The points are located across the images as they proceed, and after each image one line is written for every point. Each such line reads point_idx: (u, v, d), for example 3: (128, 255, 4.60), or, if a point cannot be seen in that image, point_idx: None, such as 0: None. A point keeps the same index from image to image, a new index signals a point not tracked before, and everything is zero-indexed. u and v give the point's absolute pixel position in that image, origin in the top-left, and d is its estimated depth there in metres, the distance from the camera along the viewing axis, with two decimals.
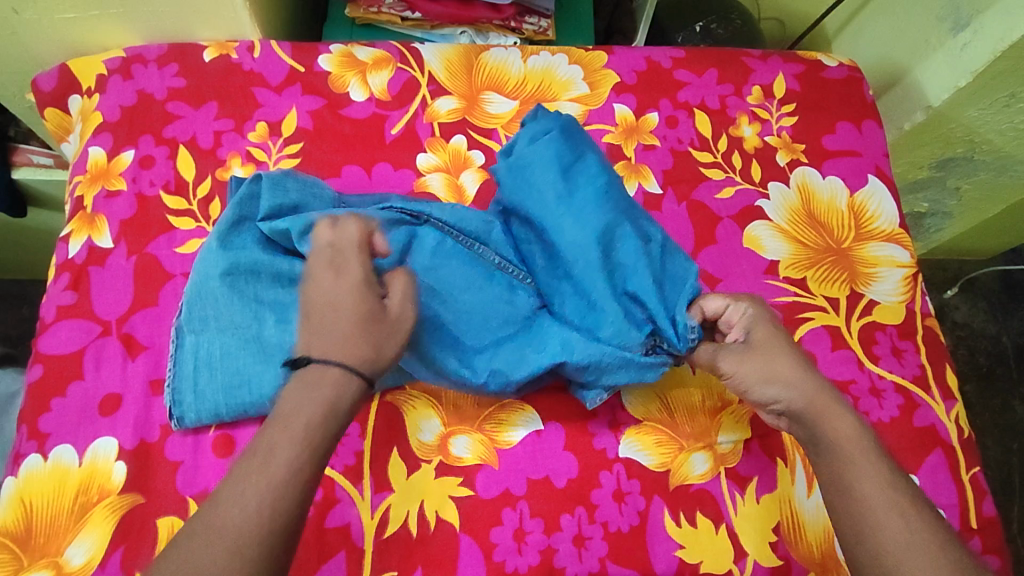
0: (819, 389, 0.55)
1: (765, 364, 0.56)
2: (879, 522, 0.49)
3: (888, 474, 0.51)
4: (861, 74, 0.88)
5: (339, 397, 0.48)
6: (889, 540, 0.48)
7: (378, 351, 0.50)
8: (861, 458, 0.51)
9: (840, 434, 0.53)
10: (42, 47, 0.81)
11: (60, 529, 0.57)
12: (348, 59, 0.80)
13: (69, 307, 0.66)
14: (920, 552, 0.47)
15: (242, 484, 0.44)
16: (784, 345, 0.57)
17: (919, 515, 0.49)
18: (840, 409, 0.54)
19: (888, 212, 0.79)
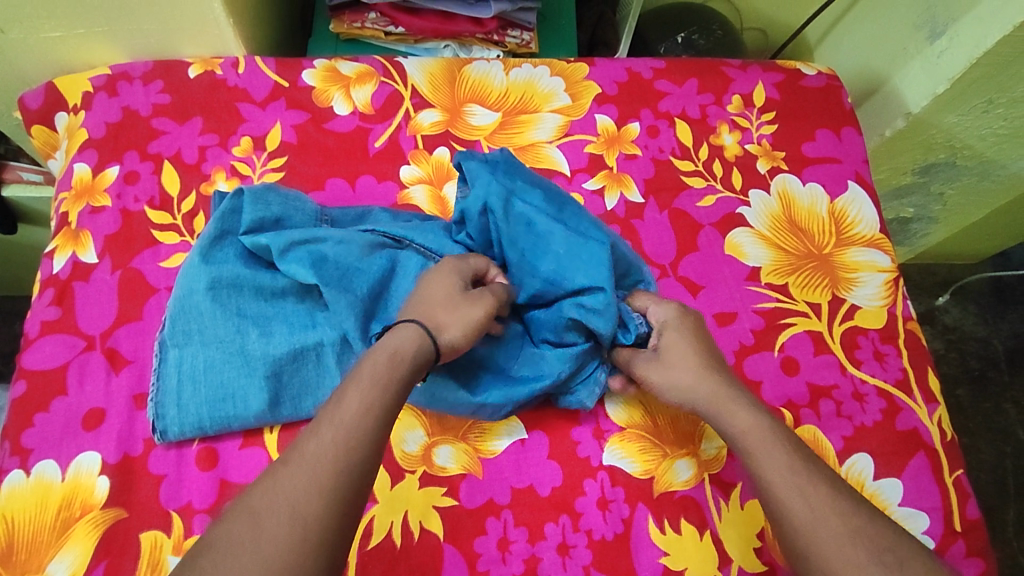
0: (715, 385, 0.57)
1: (672, 368, 0.59)
2: (782, 501, 0.50)
3: (794, 456, 0.52)
4: (840, 82, 0.89)
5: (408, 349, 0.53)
6: (795, 518, 0.49)
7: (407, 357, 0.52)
8: (766, 442, 0.53)
9: (739, 425, 0.55)
10: (28, 66, 0.81)
11: (42, 544, 0.57)
12: (332, 74, 0.81)
13: (53, 322, 0.67)
14: (827, 525, 0.48)
15: (290, 494, 0.43)
16: (689, 347, 0.60)
17: (828, 490, 0.50)
18: (741, 401, 0.56)
19: (868, 218, 0.79)
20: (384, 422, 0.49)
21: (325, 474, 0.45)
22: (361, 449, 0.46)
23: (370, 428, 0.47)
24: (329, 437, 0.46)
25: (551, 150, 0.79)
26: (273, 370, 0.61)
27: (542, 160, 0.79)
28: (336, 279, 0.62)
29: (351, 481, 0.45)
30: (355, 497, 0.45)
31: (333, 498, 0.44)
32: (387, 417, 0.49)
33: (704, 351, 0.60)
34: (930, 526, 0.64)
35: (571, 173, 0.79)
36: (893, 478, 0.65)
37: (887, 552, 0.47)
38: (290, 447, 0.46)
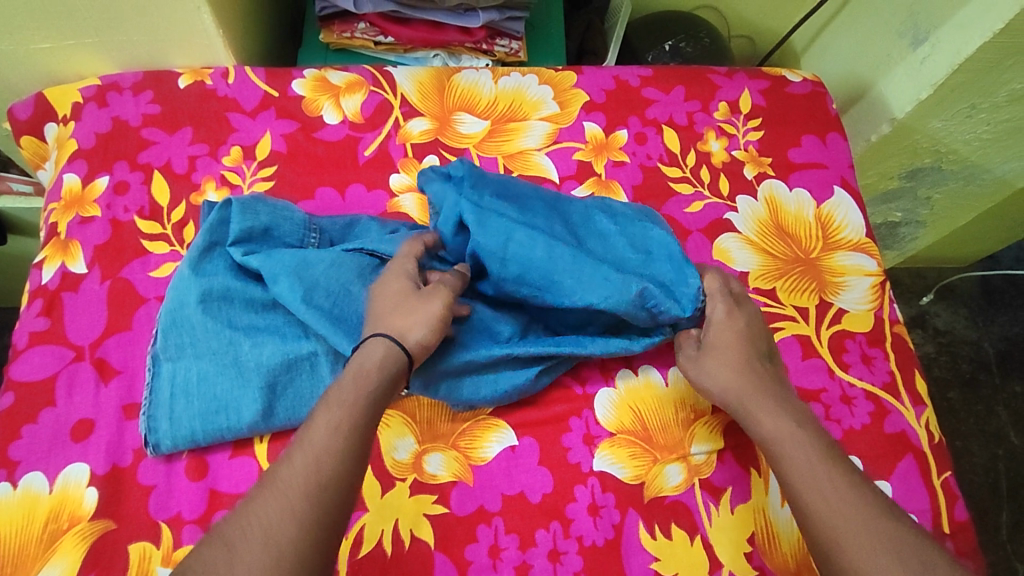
0: (755, 389, 0.59)
1: (710, 364, 0.61)
2: (804, 502, 0.52)
3: (819, 460, 0.54)
4: (825, 89, 0.90)
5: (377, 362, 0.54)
6: (814, 517, 0.51)
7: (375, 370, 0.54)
8: (794, 447, 0.55)
9: (766, 428, 0.57)
10: (18, 77, 0.81)
11: (29, 557, 0.57)
12: (322, 83, 0.82)
13: (42, 333, 0.66)
14: (846, 528, 0.50)
15: (263, 515, 0.45)
16: (736, 339, 0.62)
17: (848, 494, 0.52)
18: (770, 405, 0.58)
19: (854, 222, 0.80)
20: (356, 440, 0.50)
21: (299, 497, 0.46)
22: (334, 469, 0.48)
23: (341, 450, 0.49)
24: (303, 462, 0.48)
25: (540, 157, 0.80)
26: (267, 381, 0.61)
27: (531, 168, 0.79)
28: (327, 302, 0.62)
29: (326, 502, 0.46)
30: (332, 516, 0.46)
31: (312, 520, 0.45)
32: (359, 436, 0.50)
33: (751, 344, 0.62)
34: None
35: (559, 180, 0.79)
36: (882, 481, 0.66)
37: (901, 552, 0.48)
38: (267, 473, 0.48)
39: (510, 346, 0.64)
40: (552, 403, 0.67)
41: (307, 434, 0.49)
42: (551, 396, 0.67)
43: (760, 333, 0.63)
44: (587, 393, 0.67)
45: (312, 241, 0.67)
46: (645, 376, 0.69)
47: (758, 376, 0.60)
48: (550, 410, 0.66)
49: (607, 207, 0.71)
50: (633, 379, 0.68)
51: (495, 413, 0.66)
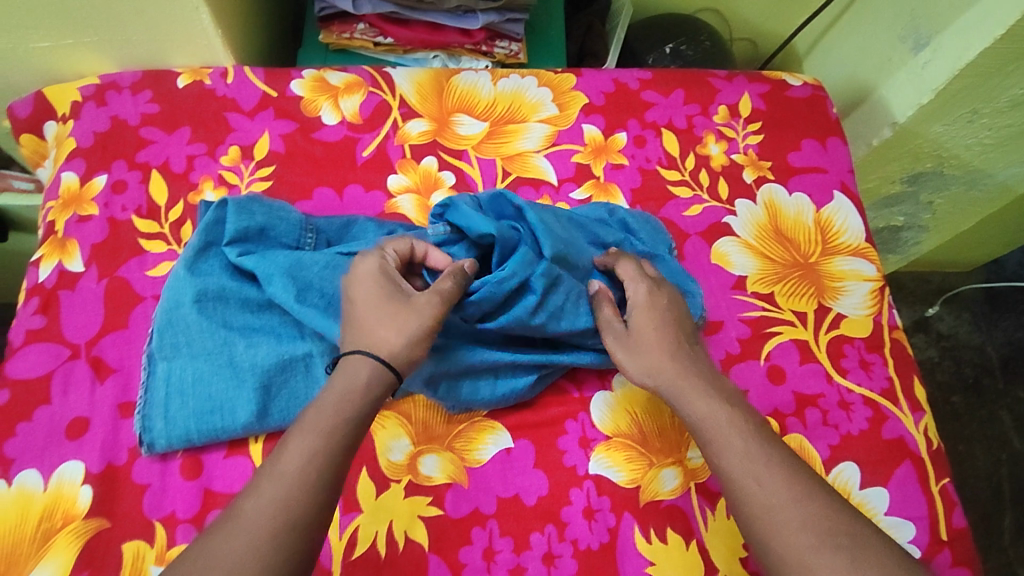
0: (683, 373, 0.59)
1: (640, 354, 0.61)
2: (743, 487, 0.52)
3: (754, 443, 0.54)
4: (826, 93, 0.90)
5: (355, 385, 0.53)
6: (753, 502, 0.51)
7: (361, 394, 0.52)
8: (730, 430, 0.55)
9: (697, 413, 0.56)
10: (18, 75, 0.82)
11: (23, 555, 0.57)
12: (321, 84, 0.82)
13: (38, 331, 0.66)
14: (785, 510, 0.50)
15: (223, 552, 0.45)
16: (663, 327, 0.62)
17: (784, 474, 0.52)
18: (703, 389, 0.58)
19: (853, 227, 0.80)
20: (327, 474, 0.49)
21: (264, 537, 0.45)
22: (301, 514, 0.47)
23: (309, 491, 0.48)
24: (268, 501, 0.47)
25: (538, 159, 0.80)
26: (262, 382, 0.61)
27: (530, 170, 0.79)
28: (323, 304, 0.62)
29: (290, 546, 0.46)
30: (297, 560, 0.46)
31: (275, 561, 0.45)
32: (332, 469, 0.49)
33: (673, 326, 0.62)
34: (916, 535, 0.64)
35: (558, 182, 0.79)
36: (880, 487, 0.65)
37: (839, 534, 0.49)
38: (231, 511, 0.47)
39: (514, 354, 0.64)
40: (548, 406, 0.67)
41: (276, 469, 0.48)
42: (547, 399, 0.67)
43: (678, 314, 0.64)
44: (583, 396, 0.67)
45: (308, 240, 0.67)
46: None
47: (688, 357, 0.60)
48: (546, 413, 0.66)
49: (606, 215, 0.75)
50: (630, 383, 0.68)
51: (490, 415, 0.66)
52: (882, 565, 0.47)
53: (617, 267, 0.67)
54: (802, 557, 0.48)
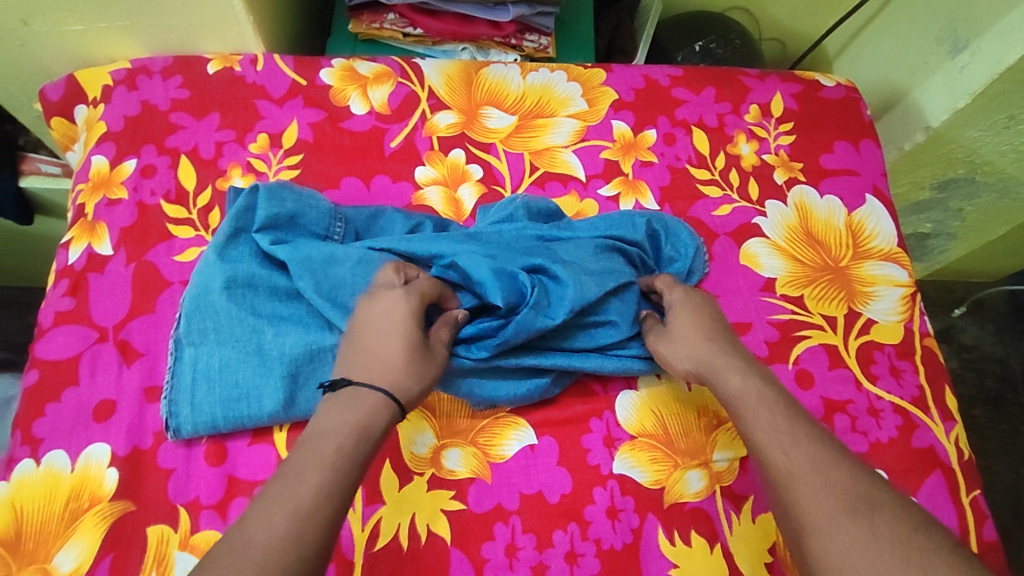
0: (716, 353, 0.60)
1: (676, 342, 0.63)
2: (768, 455, 0.52)
3: (783, 415, 0.54)
4: (859, 94, 0.88)
5: (373, 420, 0.50)
6: (776, 469, 0.51)
7: (370, 426, 0.50)
8: (759, 403, 0.55)
9: (730, 388, 0.57)
10: (50, 58, 0.82)
11: (49, 535, 0.57)
12: (350, 73, 0.81)
13: (67, 313, 0.67)
14: (806, 476, 0.49)
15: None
16: (701, 319, 0.63)
17: (810, 444, 0.51)
18: (735, 367, 0.58)
19: (886, 231, 0.79)
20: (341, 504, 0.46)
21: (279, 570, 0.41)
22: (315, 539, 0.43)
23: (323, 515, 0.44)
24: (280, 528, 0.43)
25: (566, 154, 0.79)
26: (289, 371, 0.61)
27: (558, 165, 0.78)
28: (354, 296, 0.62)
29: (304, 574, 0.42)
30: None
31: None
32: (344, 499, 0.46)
33: (711, 320, 0.64)
34: None
35: (586, 178, 0.78)
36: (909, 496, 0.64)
37: (861, 501, 0.47)
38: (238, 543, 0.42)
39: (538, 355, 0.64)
40: (572, 403, 0.66)
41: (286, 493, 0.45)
42: (571, 397, 0.66)
43: (715, 312, 0.65)
44: (608, 395, 0.67)
45: (337, 230, 0.67)
46: (667, 381, 0.68)
47: (723, 342, 0.61)
48: (571, 410, 0.66)
49: (621, 214, 0.73)
50: (656, 383, 0.68)
51: (515, 411, 0.65)
52: (903, 534, 0.45)
53: (656, 281, 0.69)
54: (818, 520, 0.47)
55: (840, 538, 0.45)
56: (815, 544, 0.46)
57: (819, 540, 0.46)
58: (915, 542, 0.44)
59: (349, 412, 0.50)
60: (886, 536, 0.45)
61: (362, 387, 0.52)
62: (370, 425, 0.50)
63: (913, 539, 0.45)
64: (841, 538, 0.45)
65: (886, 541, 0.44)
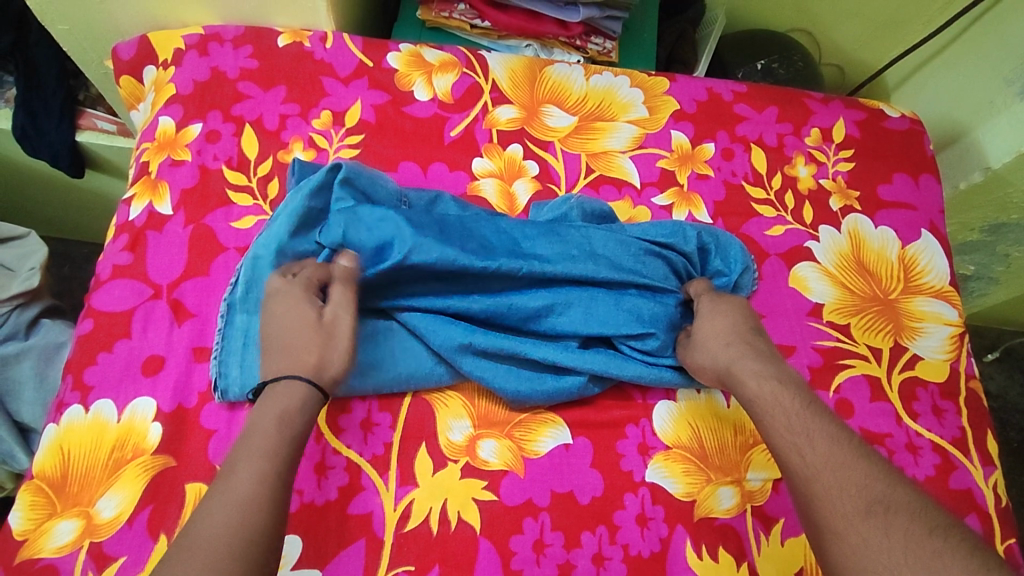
0: (738, 356, 0.60)
1: (698, 348, 0.63)
2: (786, 459, 0.52)
3: (801, 415, 0.53)
4: (923, 128, 0.88)
5: (303, 405, 0.52)
6: (794, 472, 0.51)
7: (302, 412, 0.52)
8: (777, 406, 0.55)
9: (751, 393, 0.57)
10: (126, 18, 0.83)
11: (93, 480, 0.58)
12: (416, 59, 0.82)
13: (124, 267, 0.68)
14: (822, 478, 0.49)
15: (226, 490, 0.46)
16: (721, 323, 0.64)
17: (827, 445, 0.51)
18: (755, 369, 0.58)
19: (938, 268, 0.78)
20: (293, 428, 0.50)
21: (259, 470, 0.47)
22: (264, 519, 0.45)
23: (283, 449, 0.49)
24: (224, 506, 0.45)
25: (623, 160, 0.79)
26: None
27: (613, 169, 0.79)
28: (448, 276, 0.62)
29: (282, 465, 0.48)
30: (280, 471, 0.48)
31: (268, 478, 0.47)
32: (289, 429, 0.50)
33: (735, 321, 0.64)
34: None
35: (640, 185, 0.78)
36: None
37: (878, 503, 0.46)
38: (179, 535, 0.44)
39: (580, 356, 0.64)
40: (610, 407, 0.66)
41: (222, 486, 0.46)
42: (609, 401, 0.66)
43: (744, 314, 0.65)
44: (646, 403, 0.67)
45: None
46: (707, 395, 0.68)
47: (745, 344, 0.61)
48: (609, 415, 0.66)
49: (675, 223, 0.72)
50: (695, 396, 0.68)
51: (552, 409, 0.65)
52: (918, 536, 0.44)
53: (688, 287, 0.69)
54: (834, 524, 0.47)
55: (853, 542, 0.45)
56: (833, 546, 0.46)
57: (838, 544, 0.46)
58: (930, 544, 0.43)
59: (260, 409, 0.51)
60: (901, 538, 0.44)
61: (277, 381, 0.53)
62: (298, 419, 0.51)
63: (928, 542, 0.44)
64: (856, 542, 0.45)
65: (901, 544, 0.44)
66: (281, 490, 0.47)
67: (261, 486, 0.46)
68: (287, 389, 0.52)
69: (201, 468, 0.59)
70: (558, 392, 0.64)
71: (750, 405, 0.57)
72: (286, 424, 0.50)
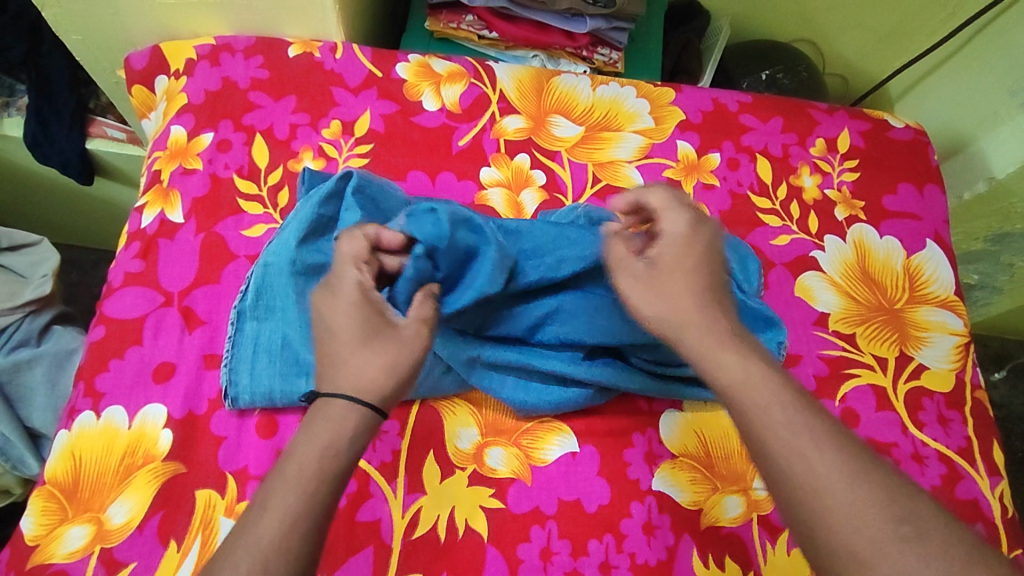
0: (698, 313, 0.52)
1: (653, 291, 0.54)
2: (786, 464, 0.44)
3: (798, 409, 0.46)
4: (928, 138, 0.88)
5: (341, 433, 0.47)
6: (796, 481, 0.44)
7: (339, 442, 0.46)
8: (766, 396, 0.47)
9: (730, 373, 0.49)
10: (138, 29, 0.84)
11: (104, 486, 0.59)
12: (425, 70, 0.83)
13: (136, 274, 0.69)
14: (831, 492, 0.43)
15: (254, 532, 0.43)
16: (678, 267, 0.55)
17: (831, 448, 0.44)
18: (732, 342, 0.51)
19: (943, 278, 0.78)
20: (328, 463, 0.45)
21: (289, 512, 0.43)
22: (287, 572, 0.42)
23: (314, 487, 0.45)
24: (268, 530, 0.43)
25: (629, 169, 0.80)
26: None
27: (620, 179, 0.79)
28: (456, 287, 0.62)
29: (315, 504, 0.44)
30: (311, 512, 0.44)
31: (297, 521, 0.43)
32: (321, 461, 0.45)
33: (698, 269, 0.55)
34: None
35: None
36: None
37: (905, 523, 0.41)
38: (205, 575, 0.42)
39: (587, 368, 0.64)
40: (616, 416, 0.66)
41: (249, 525, 0.43)
42: (615, 410, 0.67)
43: (706, 257, 0.56)
44: (652, 412, 0.67)
45: None
46: (713, 405, 0.68)
47: (709, 300, 0.53)
48: (616, 424, 0.66)
49: None
50: (701, 407, 0.68)
51: (559, 417, 0.66)
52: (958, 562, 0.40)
53: (648, 201, 0.59)
54: (855, 547, 0.41)
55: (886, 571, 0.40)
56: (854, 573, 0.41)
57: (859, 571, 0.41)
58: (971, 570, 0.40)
59: (318, 427, 0.47)
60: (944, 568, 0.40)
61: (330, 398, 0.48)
62: (333, 451, 0.46)
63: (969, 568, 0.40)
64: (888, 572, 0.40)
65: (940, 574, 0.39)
66: (310, 534, 0.44)
67: (285, 533, 0.43)
68: (336, 410, 0.47)
69: (212, 474, 0.60)
70: (565, 403, 0.64)
71: (730, 380, 0.49)
72: (318, 459, 0.45)
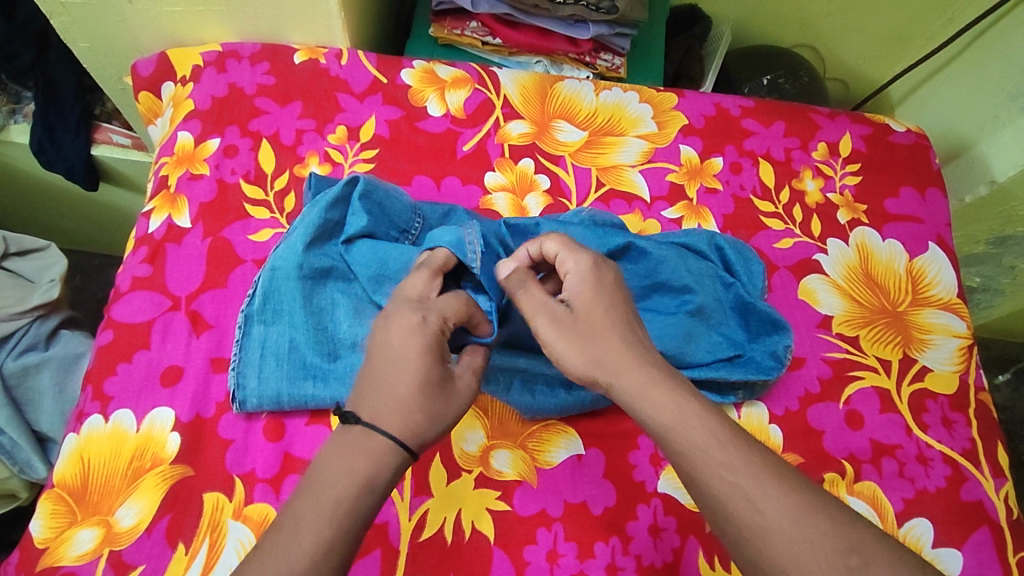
0: (627, 353, 0.50)
1: (571, 330, 0.52)
2: (730, 506, 0.45)
3: (735, 448, 0.47)
4: (929, 142, 0.89)
5: (380, 471, 0.47)
6: (741, 524, 0.45)
7: (376, 478, 0.46)
8: (708, 438, 0.47)
9: (664, 417, 0.48)
10: (145, 36, 0.85)
11: (113, 489, 0.59)
12: (429, 75, 0.84)
13: (143, 279, 0.69)
14: (779, 534, 0.44)
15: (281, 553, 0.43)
16: (598, 305, 0.52)
17: (774, 489, 0.45)
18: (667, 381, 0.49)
19: (946, 281, 0.78)
20: (364, 497, 0.46)
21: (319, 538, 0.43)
22: None
23: (347, 521, 0.45)
24: (297, 556, 0.43)
25: (632, 173, 0.80)
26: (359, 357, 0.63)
27: (623, 183, 0.80)
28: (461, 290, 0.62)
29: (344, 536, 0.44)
30: (340, 547, 0.44)
31: (330, 551, 0.43)
32: (357, 494, 0.45)
33: (604, 297, 0.53)
34: None
35: (650, 199, 0.79)
36: (954, 550, 0.63)
37: (853, 554, 0.44)
38: None
39: None
40: (622, 419, 0.67)
41: (277, 546, 0.43)
42: (620, 412, 0.67)
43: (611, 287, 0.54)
44: None
45: (415, 226, 0.69)
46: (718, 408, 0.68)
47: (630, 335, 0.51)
48: (621, 426, 0.66)
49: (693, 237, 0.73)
50: None
51: (565, 420, 0.66)
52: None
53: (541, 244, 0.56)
54: None
55: None
56: None
57: None
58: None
59: (356, 458, 0.46)
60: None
61: (369, 430, 0.47)
62: (369, 487, 0.46)
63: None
64: None
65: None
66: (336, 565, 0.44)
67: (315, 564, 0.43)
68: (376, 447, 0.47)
69: (220, 476, 0.60)
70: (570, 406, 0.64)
71: (668, 423, 0.48)
72: (354, 492, 0.45)
